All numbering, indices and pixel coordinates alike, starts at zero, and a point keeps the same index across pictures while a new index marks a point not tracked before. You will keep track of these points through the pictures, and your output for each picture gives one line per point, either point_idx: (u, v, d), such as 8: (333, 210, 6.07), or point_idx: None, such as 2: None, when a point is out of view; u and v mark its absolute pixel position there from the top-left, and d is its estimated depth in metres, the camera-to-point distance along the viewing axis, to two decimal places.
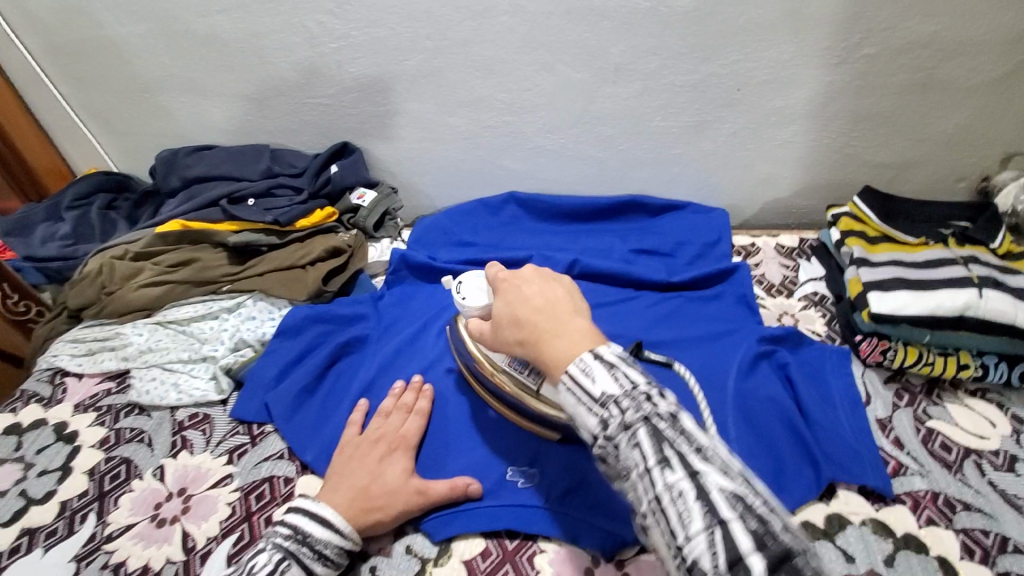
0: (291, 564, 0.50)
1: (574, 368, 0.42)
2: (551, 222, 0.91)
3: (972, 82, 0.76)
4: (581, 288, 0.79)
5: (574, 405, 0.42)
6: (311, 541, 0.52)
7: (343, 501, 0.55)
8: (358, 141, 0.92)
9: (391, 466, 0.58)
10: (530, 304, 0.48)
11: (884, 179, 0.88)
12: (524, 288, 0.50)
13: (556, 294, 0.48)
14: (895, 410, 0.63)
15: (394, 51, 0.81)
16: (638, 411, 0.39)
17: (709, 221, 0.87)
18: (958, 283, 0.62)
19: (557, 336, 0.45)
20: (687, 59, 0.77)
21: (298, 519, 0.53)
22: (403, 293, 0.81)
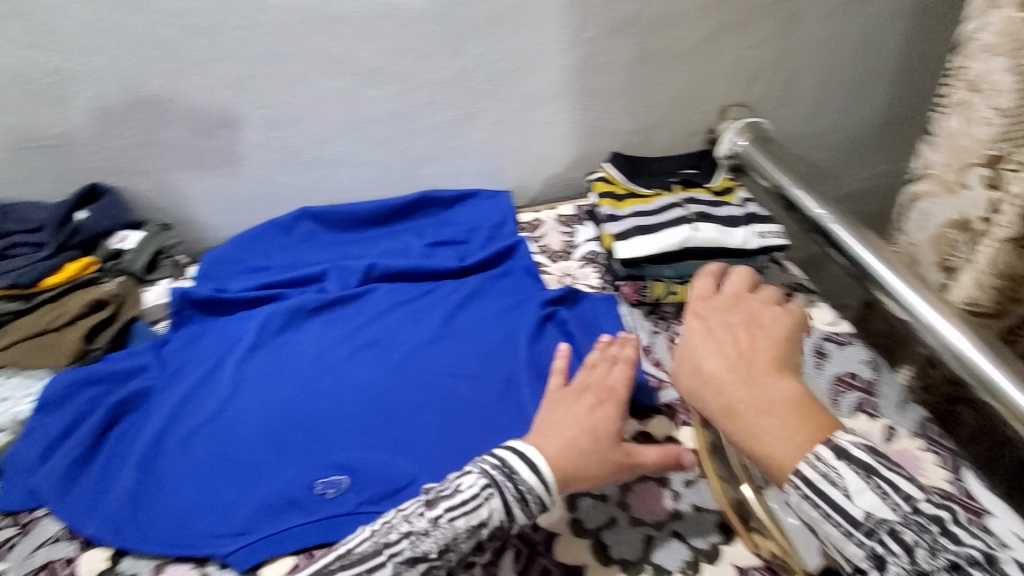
0: (489, 500, 0.48)
1: (811, 473, 0.43)
2: (347, 231, 0.91)
3: (676, 51, 0.91)
4: (381, 290, 0.81)
5: (815, 522, 0.43)
6: (517, 479, 0.49)
7: (553, 452, 0.51)
8: (112, 180, 0.84)
9: (603, 413, 0.54)
10: (723, 356, 0.51)
11: (636, 143, 1.00)
12: (713, 338, 0.53)
13: (699, 330, 0.55)
14: (655, 336, 0.72)
15: (128, 77, 0.75)
16: (929, 552, 0.40)
17: (494, 205, 0.93)
18: (677, 221, 0.72)
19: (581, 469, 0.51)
20: (435, 57, 0.82)
21: (508, 454, 0.50)
22: (193, 332, 0.76)
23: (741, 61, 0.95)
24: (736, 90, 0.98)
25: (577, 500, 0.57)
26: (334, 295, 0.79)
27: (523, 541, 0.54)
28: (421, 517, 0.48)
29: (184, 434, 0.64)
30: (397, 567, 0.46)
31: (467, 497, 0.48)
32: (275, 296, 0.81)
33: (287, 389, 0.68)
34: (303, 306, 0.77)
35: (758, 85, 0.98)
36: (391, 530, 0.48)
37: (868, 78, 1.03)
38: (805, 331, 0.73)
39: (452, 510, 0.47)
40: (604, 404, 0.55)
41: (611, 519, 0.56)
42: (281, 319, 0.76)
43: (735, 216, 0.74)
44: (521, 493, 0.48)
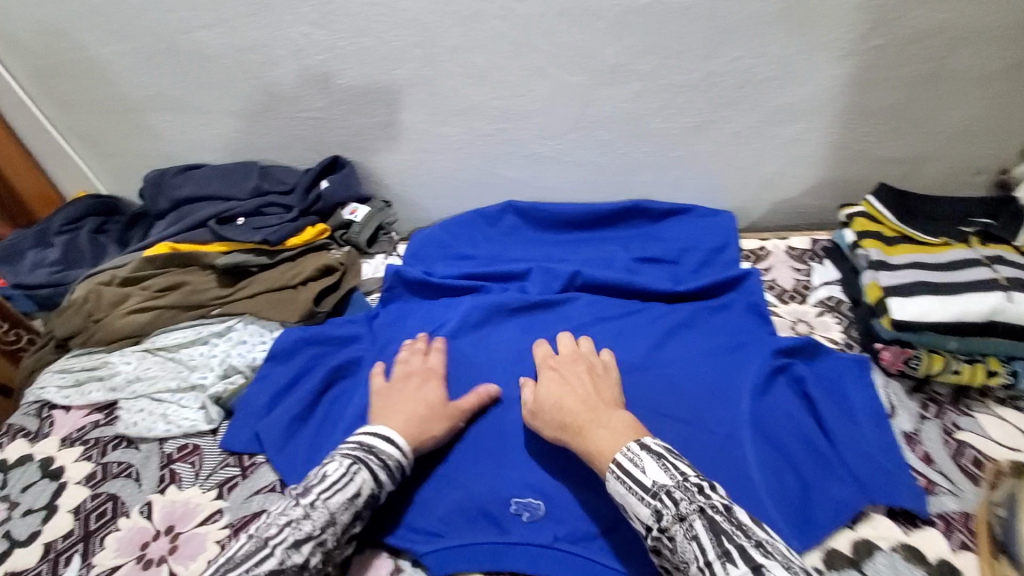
0: (359, 470, 0.52)
1: (622, 457, 0.48)
2: (551, 231, 0.87)
3: (989, 71, 0.72)
4: (582, 301, 0.75)
5: (621, 496, 0.47)
6: (377, 450, 0.54)
7: (398, 424, 0.57)
8: (349, 154, 0.89)
9: (429, 389, 0.62)
10: (577, 397, 0.56)
11: (898, 175, 0.83)
12: (568, 381, 0.59)
13: (557, 386, 0.58)
14: (922, 422, 0.58)
15: (382, 60, 0.78)
16: (688, 501, 0.44)
17: (717, 226, 0.83)
18: (984, 286, 0.58)
19: (594, 434, 0.52)
20: (686, 58, 0.74)
21: (371, 436, 0.55)
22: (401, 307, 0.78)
23: None
24: None
25: None
26: (535, 298, 0.75)
27: None
28: (296, 506, 0.50)
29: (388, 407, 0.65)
30: (285, 554, 0.47)
31: (334, 478, 0.51)
32: (476, 288, 0.80)
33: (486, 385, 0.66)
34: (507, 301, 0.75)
35: None
36: (270, 525, 0.49)
37: None
38: None
39: (325, 491, 0.50)
40: (583, 376, 0.59)
41: None
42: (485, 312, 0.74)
43: None
44: (388, 466, 0.54)
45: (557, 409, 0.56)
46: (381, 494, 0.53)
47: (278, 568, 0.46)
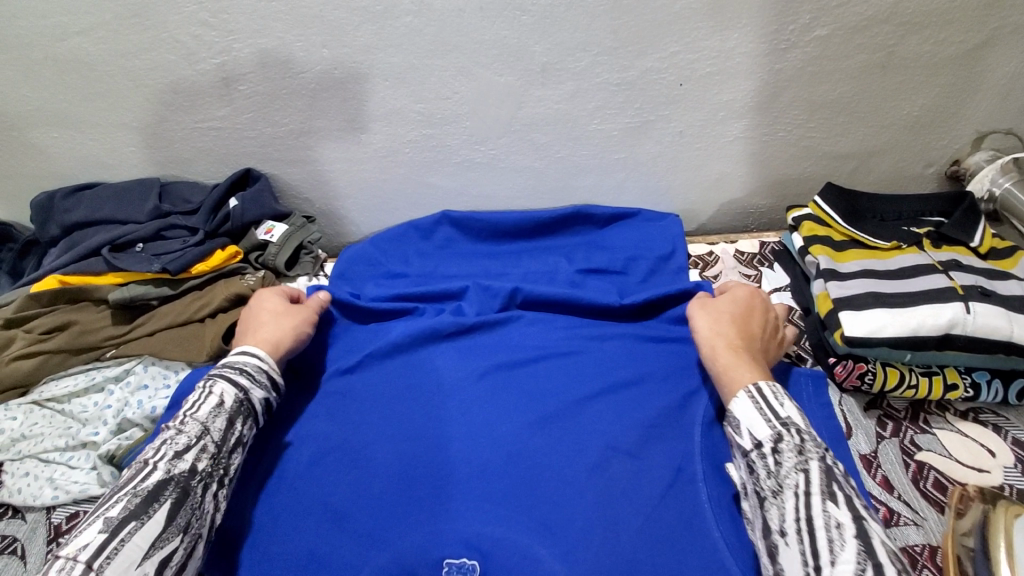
0: (216, 382, 0.55)
1: (765, 389, 0.50)
2: (489, 242, 0.81)
3: (937, 58, 0.69)
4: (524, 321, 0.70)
5: (747, 414, 0.49)
6: (234, 362, 0.58)
7: (264, 342, 0.61)
8: (264, 167, 0.81)
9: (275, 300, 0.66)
10: (728, 330, 0.57)
11: (845, 171, 0.80)
12: (726, 314, 0.59)
13: (719, 316, 0.59)
14: (880, 442, 0.55)
15: (289, 63, 0.70)
16: (810, 443, 0.46)
17: (664, 233, 0.78)
18: (940, 295, 0.54)
19: (742, 364, 0.53)
20: (621, 54, 0.68)
21: (235, 357, 0.59)
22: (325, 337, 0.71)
23: None
24: (1007, 113, 0.74)
25: None
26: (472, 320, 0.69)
27: None
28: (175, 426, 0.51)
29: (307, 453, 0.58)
30: (169, 465, 0.49)
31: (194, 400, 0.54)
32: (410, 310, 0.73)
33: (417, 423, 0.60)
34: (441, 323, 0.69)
35: None
36: (145, 453, 0.50)
37: None
38: None
39: (196, 409, 0.53)
40: (762, 318, 0.59)
41: None
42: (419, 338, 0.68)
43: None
44: (248, 371, 0.57)
45: (729, 327, 0.58)
46: (257, 397, 0.57)
47: (163, 478, 0.48)
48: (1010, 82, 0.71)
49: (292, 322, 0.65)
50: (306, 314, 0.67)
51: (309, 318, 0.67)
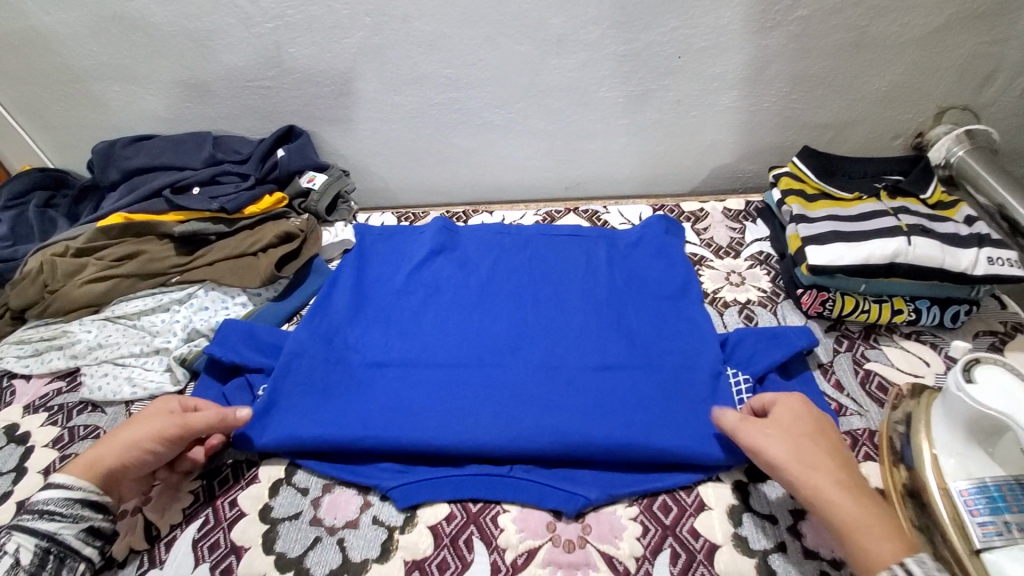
0: (10, 537, 0.47)
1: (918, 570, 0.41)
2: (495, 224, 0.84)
3: (902, 39, 0.79)
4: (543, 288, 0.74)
5: None
6: (33, 505, 0.49)
7: (88, 457, 0.52)
8: (305, 125, 0.90)
9: (151, 412, 0.56)
10: (821, 467, 0.47)
11: (822, 140, 0.91)
12: (807, 447, 0.49)
13: (796, 453, 0.49)
14: (836, 354, 0.65)
15: (333, 29, 0.79)
16: None
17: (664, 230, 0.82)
18: (889, 232, 0.64)
19: (869, 522, 0.44)
20: (627, 28, 0.77)
21: (42, 494, 0.50)
22: (353, 302, 0.73)
23: (983, 56, 0.81)
24: (963, 91, 0.85)
25: (741, 515, 0.53)
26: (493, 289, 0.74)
27: (681, 544, 0.51)
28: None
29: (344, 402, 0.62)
30: None
31: None
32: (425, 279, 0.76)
33: (448, 377, 0.64)
34: (472, 286, 0.75)
35: (993, 87, 0.84)
36: None
37: None
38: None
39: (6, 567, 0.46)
40: (835, 435, 0.51)
41: (781, 543, 0.51)
42: (448, 311, 0.72)
43: (960, 235, 0.65)
44: (54, 509, 0.49)
45: (815, 459, 0.48)
46: (68, 536, 0.49)
47: None
48: (966, 63, 0.81)
49: (133, 437, 0.54)
50: (156, 426, 0.54)
51: (155, 432, 0.54)
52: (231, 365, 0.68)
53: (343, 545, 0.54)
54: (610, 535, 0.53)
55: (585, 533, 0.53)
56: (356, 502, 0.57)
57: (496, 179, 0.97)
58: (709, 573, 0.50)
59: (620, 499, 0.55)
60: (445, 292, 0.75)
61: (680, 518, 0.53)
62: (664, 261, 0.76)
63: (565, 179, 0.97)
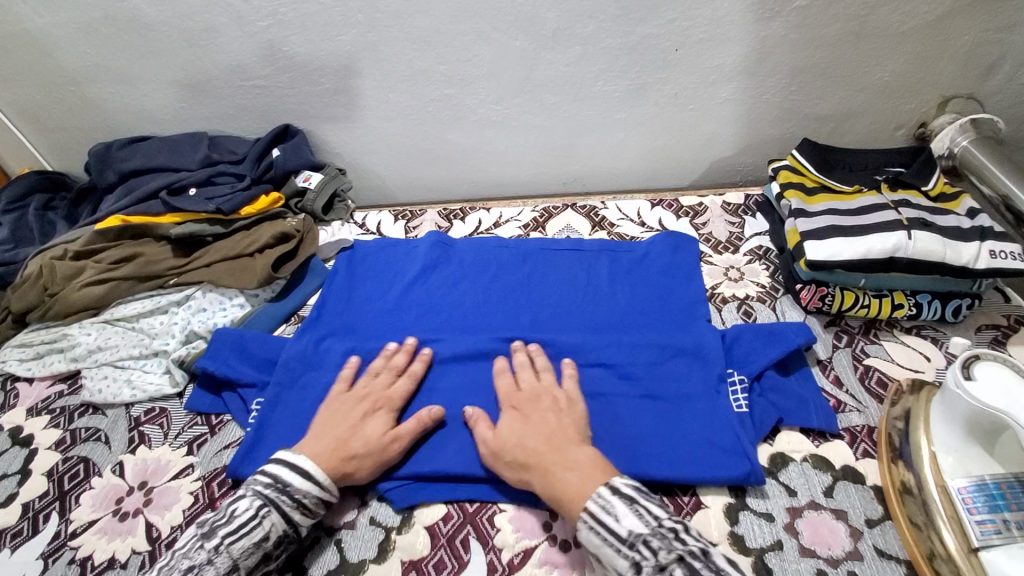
0: (270, 513, 0.50)
1: (594, 505, 0.47)
2: (494, 239, 0.83)
3: (905, 28, 0.77)
4: (538, 304, 0.74)
5: (597, 546, 0.45)
6: (290, 490, 0.51)
7: (320, 453, 0.54)
8: (301, 124, 0.90)
9: (373, 422, 0.58)
10: (537, 435, 0.54)
11: (823, 131, 0.90)
12: (534, 421, 0.56)
13: (514, 432, 0.55)
14: (835, 350, 0.65)
15: (326, 27, 0.78)
16: (666, 549, 0.43)
17: (674, 244, 0.79)
18: (888, 225, 0.63)
19: (559, 481, 0.50)
20: (623, 21, 0.76)
21: (278, 468, 0.53)
22: (345, 323, 0.74)
23: (989, 43, 0.79)
24: (967, 80, 0.83)
25: (738, 514, 0.53)
26: (488, 307, 0.74)
27: None
28: (199, 551, 0.47)
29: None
30: None
31: (240, 520, 0.49)
32: (419, 296, 0.77)
33: (438, 407, 0.63)
34: (466, 305, 0.75)
35: (999, 74, 0.82)
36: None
37: None
38: None
39: (230, 535, 0.48)
40: (548, 411, 0.57)
41: (777, 543, 0.50)
42: (438, 335, 0.71)
43: (961, 228, 0.64)
44: (303, 503, 0.51)
45: (518, 448, 0.54)
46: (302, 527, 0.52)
47: None
48: (971, 50, 0.80)
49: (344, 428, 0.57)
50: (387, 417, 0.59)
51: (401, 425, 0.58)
52: (222, 378, 0.68)
53: (341, 546, 0.54)
54: None
55: (582, 533, 0.53)
56: (353, 503, 0.57)
57: (493, 176, 0.96)
58: None
59: None
60: (437, 314, 0.74)
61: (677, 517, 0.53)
62: (672, 277, 0.75)
63: (563, 175, 0.96)
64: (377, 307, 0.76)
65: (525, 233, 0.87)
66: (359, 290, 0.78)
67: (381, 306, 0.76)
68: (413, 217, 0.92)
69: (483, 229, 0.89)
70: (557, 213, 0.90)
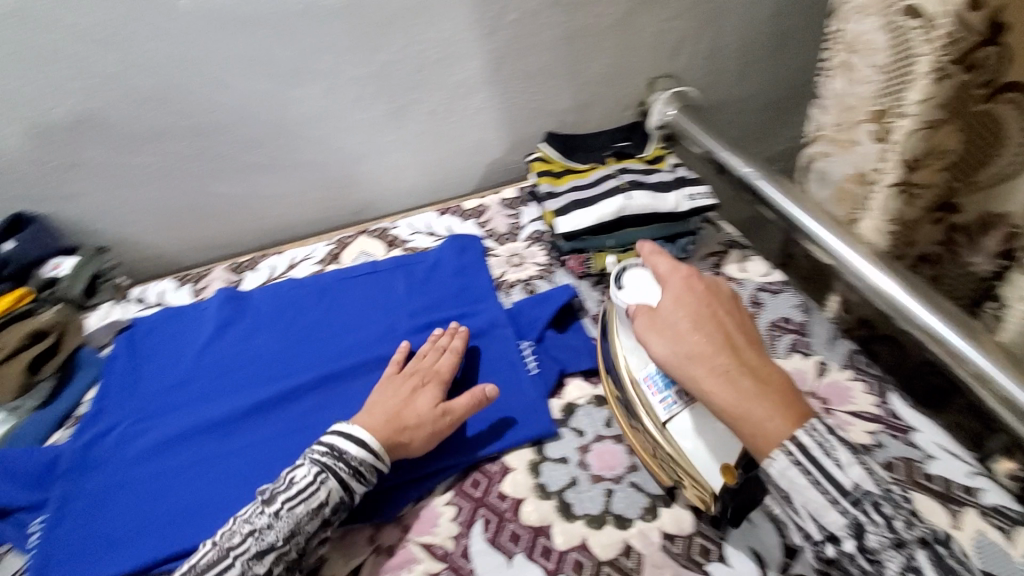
0: (327, 482, 0.52)
1: (806, 439, 0.44)
2: (290, 280, 0.83)
3: (601, 27, 0.92)
4: (342, 333, 0.75)
5: (796, 488, 0.44)
6: (347, 457, 0.53)
7: (376, 424, 0.56)
8: (35, 207, 0.80)
9: (423, 396, 0.60)
10: (712, 339, 0.50)
11: (569, 122, 1.02)
12: (685, 332, 0.51)
13: (687, 327, 0.51)
14: (603, 304, 0.76)
15: (35, 100, 0.72)
16: (906, 524, 0.42)
17: (463, 246, 0.85)
18: (612, 192, 0.75)
19: (747, 408, 0.47)
20: (360, 51, 0.81)
21: (334, 439, 0.55)
22: (134, 408, 0.68)
23: (667, 31, 0.97)
24: (663, 61, 1.01)
25: (540, 466, 0.60)
26: (291, 349, 0.74)
27: (491, 510, 0.57)
28: (261, 514, 0.50)
29: (135, 528, 0.57)
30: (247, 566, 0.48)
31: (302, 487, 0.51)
32: (216, 358, 0.74)
33: (250, 462, 0.62)
34: (268, 353, 0.74)
35: (683, 54, 1.01)
36: (234, 534, 0.50)
37: (787, 38, 1.07)
38: (740, 284, 0.77)
39: (290, 500, 0.51)
40: (719, 310, 0.53)
41: (573, 480, 0.58)
42: (242, 390, 0.69)
43: (666, 181, 0.78)
44: (360, 471, 0.53)
45: (700, 355, 0.50)
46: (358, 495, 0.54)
47: None
48: (656, 37, 0.97)
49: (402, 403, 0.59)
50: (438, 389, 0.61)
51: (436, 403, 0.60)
52: None
53: None
54: (428, 524, 0.56)
55: (406, 533, 0.56)
56: None
57: (280, 223, 0.94)
58: (517, 525, 0.55)
59: (435, 488, 0.58)
60: (240, 369, 0.72)
61: (489, 488, 0.58)
62: (462, 276, 0.81)
63: (352, 204, 0.97)
64: (169, 381, 0.71)
65: (322, 268, 0.88)
66: (145, 369, 0.73)
67: (174, 378, 0.72)
68: (198, 278, 0.87)
69: (277, 274, 0.87)
70: (352, 241, 0.91)
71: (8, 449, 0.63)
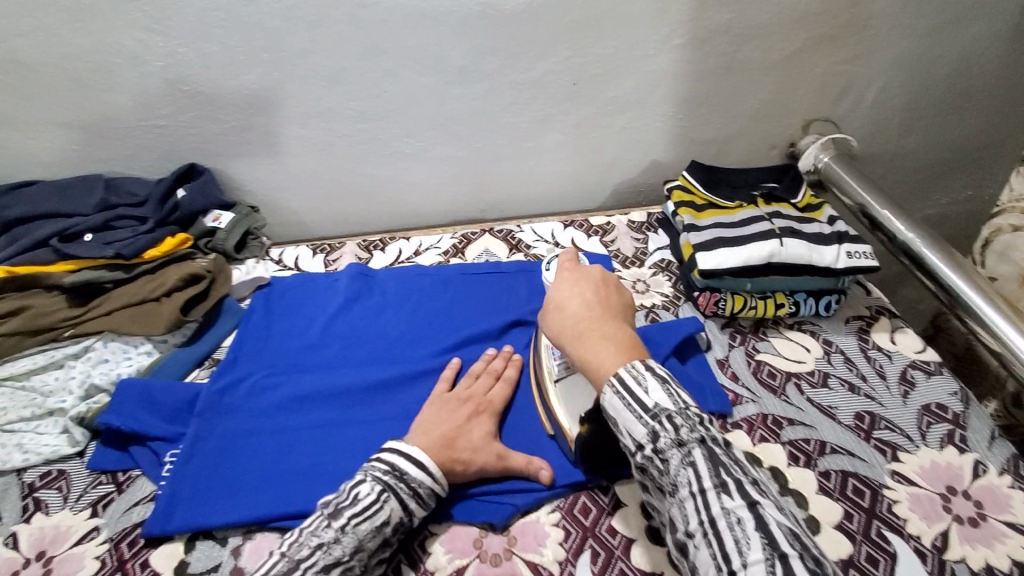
0: (389, 502, 0.51)
1: (625, 375, 0.49)
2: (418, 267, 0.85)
3: (766, 62, 0.88)
4: (462, 327, 0.76)
5: (620, 414, 0.48)
6: (407, 478, 0.52)
7: (431, 445, 0.56)
8: (207, 161, 0.87)
9: (477, 424, 0.60)
10: (580, 300, 0.57)
11: (710, 154, 0.98)
12: (579, 287, 0.59)
13: (573, 289, 0.58)
14: (731, 349, 0.72)
15: (230, 66, 0.78)
16: (725, 471, 0.43)
17: None
18: (765, 235, 0.72)
19: (594, 352, 0.53)
20: (523, 57, 0.82)
21: (395, 457, 0.54)
22: (266, 363, 0.72)
23: (836, 73, 0.92)
24: (824, 105, 0.95)
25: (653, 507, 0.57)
26: (411, 335, 0.76)
27: (601, 543, 0.55)
28: (328, 528, 0.49)
29: (258, 480, 0.60)
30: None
31: (367, 505, 0.50)
32: (342, 330, 0.77)
33: (366, 439, 0.63)
34: (391, 335, 0.76)
35: (848, 100, 0.95)
36: (302, 546, 0.48)
37: (966, 96, 0.98)
38: (889, 357, 0.71)
39: (356, 516, 0.50)
40: (596, 285, 0.59)
41: None
42: (365, 367, 0.72)
43: (823, 233, 0.74)
44: (418, 495, 0.53)
45: (572, 313, 0.56)
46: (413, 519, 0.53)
47: None
48: (823, 79, 0.92)
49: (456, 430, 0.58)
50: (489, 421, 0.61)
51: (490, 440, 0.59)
52: (129, 433, 0.64)
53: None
54: (535, 542, 0.55)
55: (512, 546, 0.55)
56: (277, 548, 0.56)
57: (409, 209, 0.97)
58: (626, 567, 0.53)
59: (543, 506, 0.58)
60: (363, 346, 0.75)
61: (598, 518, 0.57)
62: None
63: (480, 202, 0.98)
64: (299, 343, 0.75)
65: (445, 259, 0.89)
66: (279, 328, 0.77)
67: (304, 342, 0.75)
68: (331, 250, 0.91)
69: (403, 258, 0.90)
70: (475, 238, 0.93)
71: (155, 380, 0.68)
